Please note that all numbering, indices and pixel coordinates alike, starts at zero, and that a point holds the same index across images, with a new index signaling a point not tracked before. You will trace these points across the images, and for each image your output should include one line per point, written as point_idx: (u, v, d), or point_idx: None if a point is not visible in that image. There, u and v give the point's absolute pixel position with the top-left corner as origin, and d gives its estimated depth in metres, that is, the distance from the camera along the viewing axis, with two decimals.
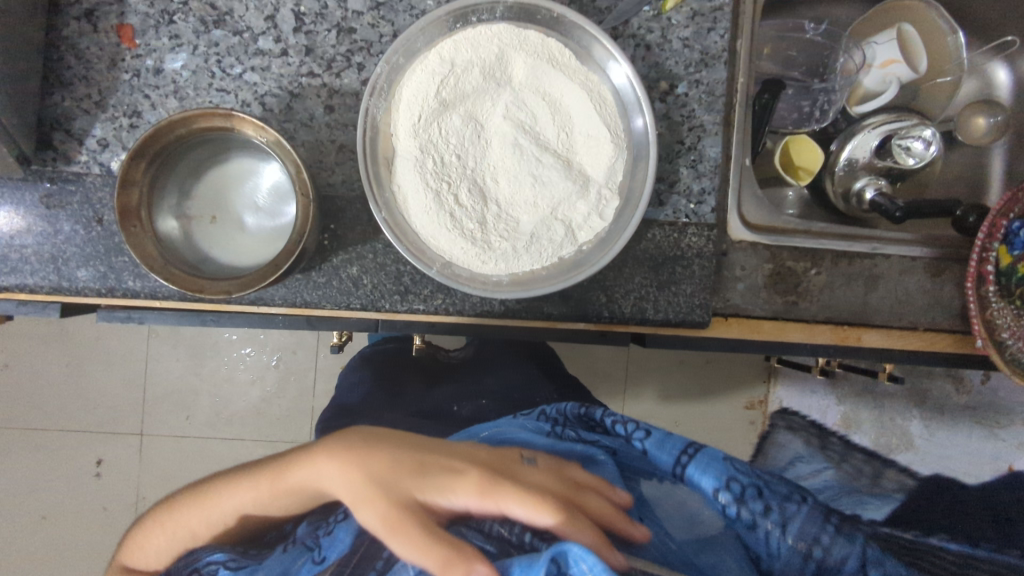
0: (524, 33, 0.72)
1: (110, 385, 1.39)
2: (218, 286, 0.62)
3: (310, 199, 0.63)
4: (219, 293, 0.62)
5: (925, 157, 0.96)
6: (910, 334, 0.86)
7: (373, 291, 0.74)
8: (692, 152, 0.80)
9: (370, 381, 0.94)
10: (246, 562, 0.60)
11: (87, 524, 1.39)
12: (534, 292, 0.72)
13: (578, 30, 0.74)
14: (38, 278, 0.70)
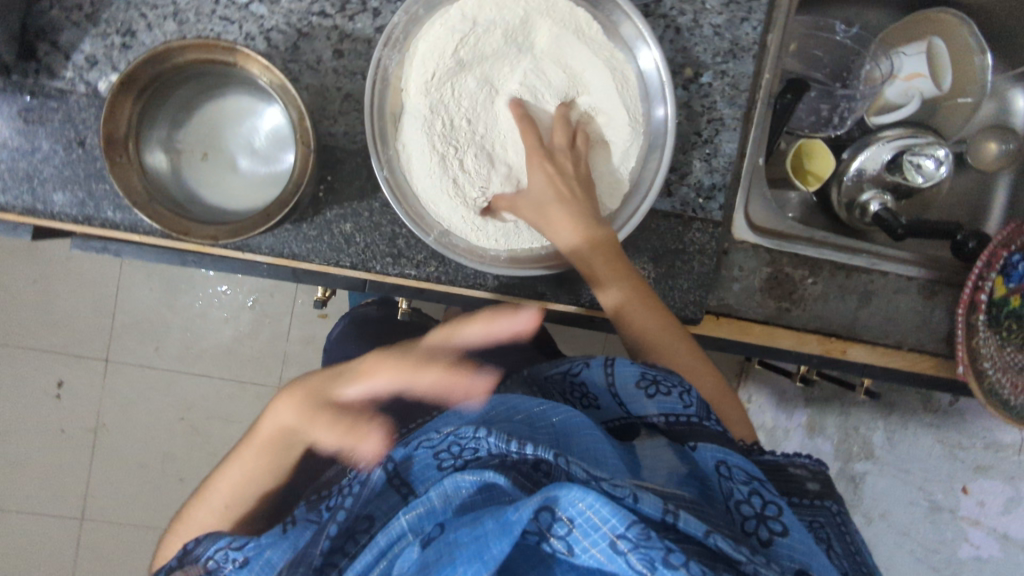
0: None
1: (77, 307, 1.34)
2: (206, 231, 0.59)
3: (311, 149, 0.59)
4: (206, 237, 0.59)
5: (934, 177, 0.94)
6: (895, 353, 0.87)
7: (365, 251, 0.71)
8: (708, 144, 0.78)
9: (355, 346, 0.90)
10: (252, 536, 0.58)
11: (44, 444, 1.36)
12: (532, 272, 0.69)
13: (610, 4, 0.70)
14: (11, 197, 0.66)
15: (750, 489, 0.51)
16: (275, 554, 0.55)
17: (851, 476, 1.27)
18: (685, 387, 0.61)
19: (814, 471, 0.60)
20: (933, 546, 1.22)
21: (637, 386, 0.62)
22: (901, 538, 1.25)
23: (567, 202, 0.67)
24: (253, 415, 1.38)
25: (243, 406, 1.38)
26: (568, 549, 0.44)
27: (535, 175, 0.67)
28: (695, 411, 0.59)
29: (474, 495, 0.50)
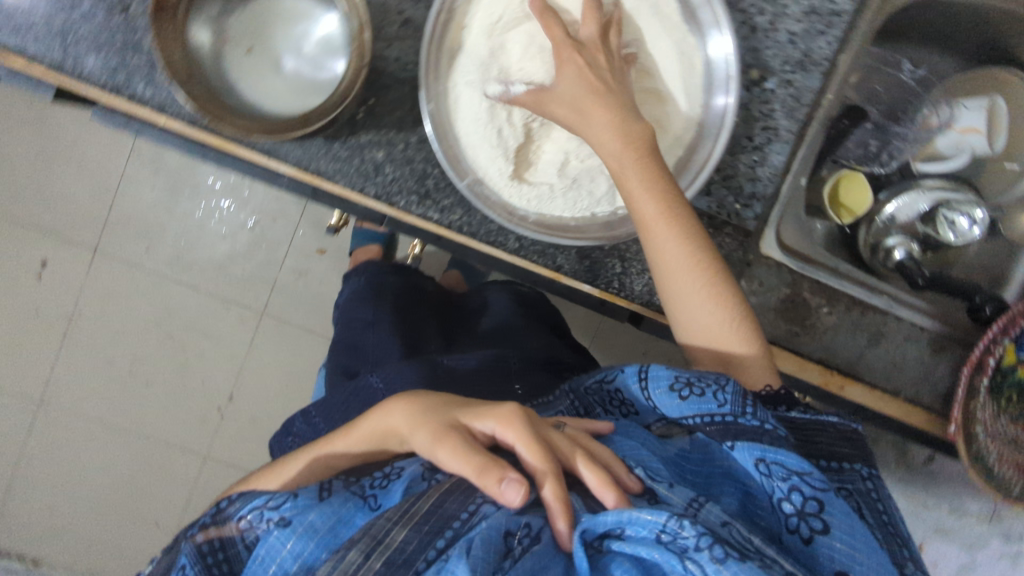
0: None
1: (75, 191, 1.31)
2: (239, 123, 0.58)
3: (365, 63, 0.58)
4: (238, 130, 0.58)
5: (965, 236, 0.93)
6: (891, 400, 0.85)
7: (392, 183, 0.69)
8: (757, 151, 0.76)
9: (369, 307, 0.90)
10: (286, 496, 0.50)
11: (14, 321, 1.33)
12: (557, 238, 0.67)
13: None
14: (40, 49, 0.62)
15: (788, 488, 0.50)
16: (318, 518, 0.48)
17: None
18: (719, 383, 0.56)
19: (846, 433, 0.58)
20: None
21: (669, 390, 0.58)
22: None
23: (604, 95, 0.62)
24: (231, 335, 1.35)
25: (222, 324, 1.35)
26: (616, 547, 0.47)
27: (567, 66, 0.62)
28: (730, 408, 0.55)
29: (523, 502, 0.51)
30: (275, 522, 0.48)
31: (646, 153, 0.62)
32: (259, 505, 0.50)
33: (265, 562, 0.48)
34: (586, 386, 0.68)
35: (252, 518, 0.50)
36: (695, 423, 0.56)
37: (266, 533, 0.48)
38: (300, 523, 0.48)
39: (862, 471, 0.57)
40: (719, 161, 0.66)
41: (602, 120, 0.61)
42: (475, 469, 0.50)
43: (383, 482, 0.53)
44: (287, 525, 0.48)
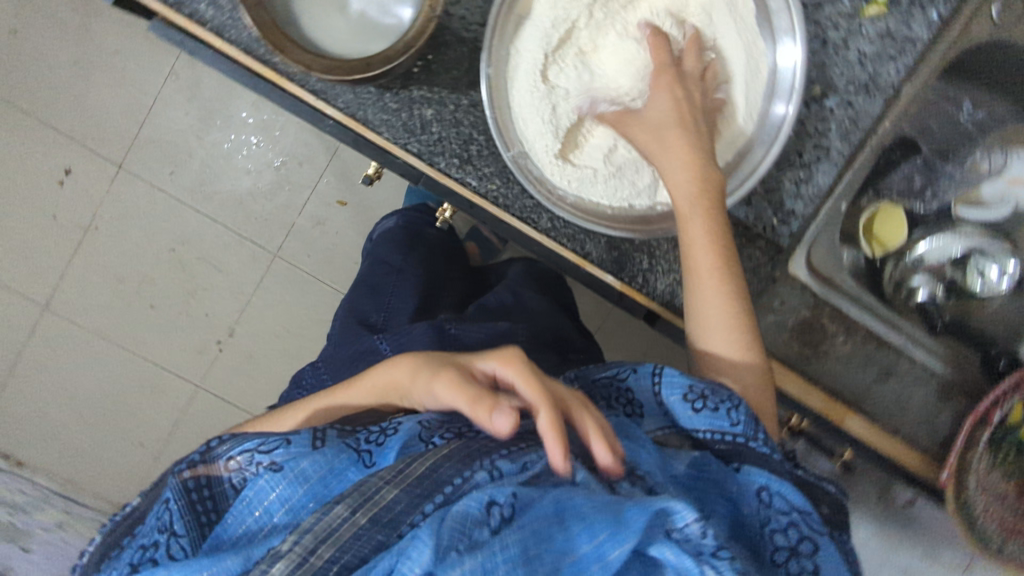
0: None
1: (109, 103, 1.30)
2: (302, 57, 0.58)
3: (435, 14, 0.57)
4: (299, 63, 0.57)
5: (992, 289, 0.93)
6: (889, 438, 0.86)
7: (436, 143, 0.68)
8: (804, 169, 0.75)
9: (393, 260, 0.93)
10: (279, 440, 0.53)
11: (32, 222, 1.33)
12: (593, 224, 0.66)
13: None
14: None
15: (788, 521, 0.52)
16: (309, 466, 0.51)
17: None
18: (734, 402, 0.56)
19: (840, 496, 0.60)
20: None
21: (682, 399, 0.57)
22: None
23: (689, 132, 0.63)
24: (242, 271, 1.35)
25: (235, 259, 1.35)
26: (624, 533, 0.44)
27: (662, 94, 0.63)
28: (742, 429, 0.55)
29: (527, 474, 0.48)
30: (267, 467, 0.52)
31: (715, 200, 0.61)
32: (253, 447, 0.53)
33: (253, 504, 0.51)
34: (594, 378, 0.62)
35: (246, 459, 0.53)
36: (704, 437, 0.56)
37: (257, 476, 0.52)
38: (291, 469, 0.51)
39: (842, 536, 0.59)
40: (767, 171, 0.65)
41: (676, 159, 0.62)
42: (467, 402, 0.49)
43: (380, 437, 0.53)
44: (278, 470, 0.51)
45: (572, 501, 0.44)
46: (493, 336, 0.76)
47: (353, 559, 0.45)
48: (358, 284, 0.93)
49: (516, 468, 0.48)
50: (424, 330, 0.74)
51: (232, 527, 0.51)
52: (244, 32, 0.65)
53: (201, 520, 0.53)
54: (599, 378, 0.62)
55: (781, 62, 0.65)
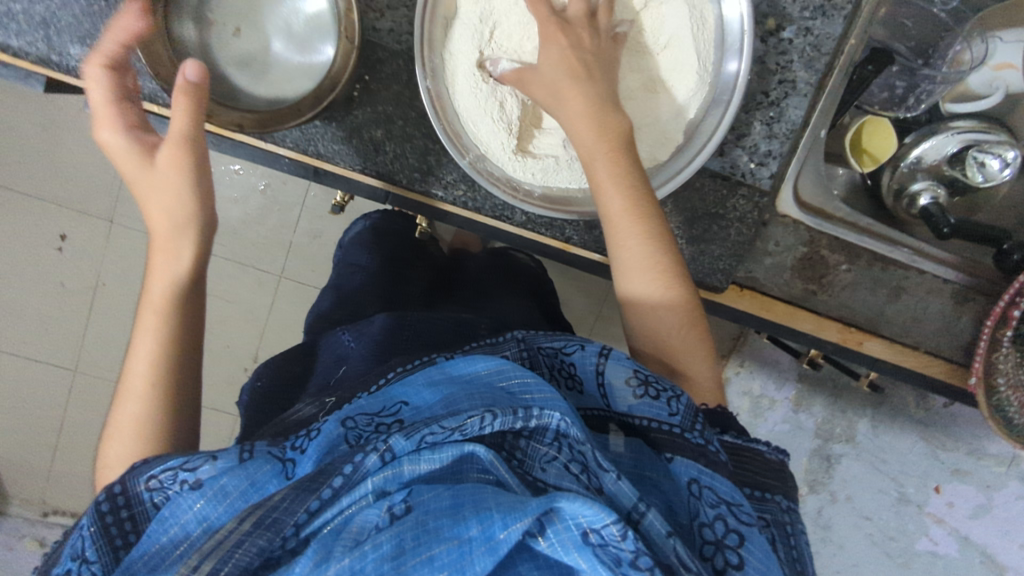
0: None
1: (86, 161, 1.28)
2: (230, 117, 0.59)
3: (354, 45, 0.59)
4: (229, 125, 0.59)
5: (994, 179, 0.90)
6: (910, 353, 0.85)
7: (393, 162, 0.67)
8: (773, 107, 0.72)
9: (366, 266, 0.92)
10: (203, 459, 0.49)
11: (43, 293, 1.35)
12: (564, 212, 0.66)
13: None
14: (25, 42, 0.60)
15: (715, 514, 0.50)
16: (231, 481, 0.48)
17: (825, 455, 1.29)
18: (676, 393, 0.57)
19: (774, 463, 0.57)
20: (893, 534, 1.29)
21: (626, 383, 0.58)
22: (862, 521, 1.30)
23: (586, 82, 0.59)
24: (252, 298, 1.37)
25: (243, 289, 1.37)
26: (539, 529, 0.44)
27: (551, 48, 0.60)
28: (680, 421, 0.55)
29: (444, 467, 0.48)
30: (188, 484, 0.48)
31: (619, 149, 0.60)
32: (176, 465, 0.49)
33: (168, 522, 0.47)
34: (540, 345, 0.64)
35: (167, 478, 0.49)
36: (646, 424, 0.56)
37: (177, 495, 0.48)
38: (211, 486, 0.47)
39: (778, 502, 0.56)
40: (727, 131, 0.64)
41: (577, 106, 0.59)
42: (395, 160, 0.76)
43: (303, 442, 0.53)
44: (198, 487, 0.48)
45: (482, 504, 0.44)
46: (455, 326, 0.76)
47: (235, 569, 0.42)
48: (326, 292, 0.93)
49: (412, 446, 0.47)
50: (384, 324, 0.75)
51: (144, 546, 0.47)
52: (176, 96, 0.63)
53: (114, 542, 0.49)
54: (545, 347, 0.64)
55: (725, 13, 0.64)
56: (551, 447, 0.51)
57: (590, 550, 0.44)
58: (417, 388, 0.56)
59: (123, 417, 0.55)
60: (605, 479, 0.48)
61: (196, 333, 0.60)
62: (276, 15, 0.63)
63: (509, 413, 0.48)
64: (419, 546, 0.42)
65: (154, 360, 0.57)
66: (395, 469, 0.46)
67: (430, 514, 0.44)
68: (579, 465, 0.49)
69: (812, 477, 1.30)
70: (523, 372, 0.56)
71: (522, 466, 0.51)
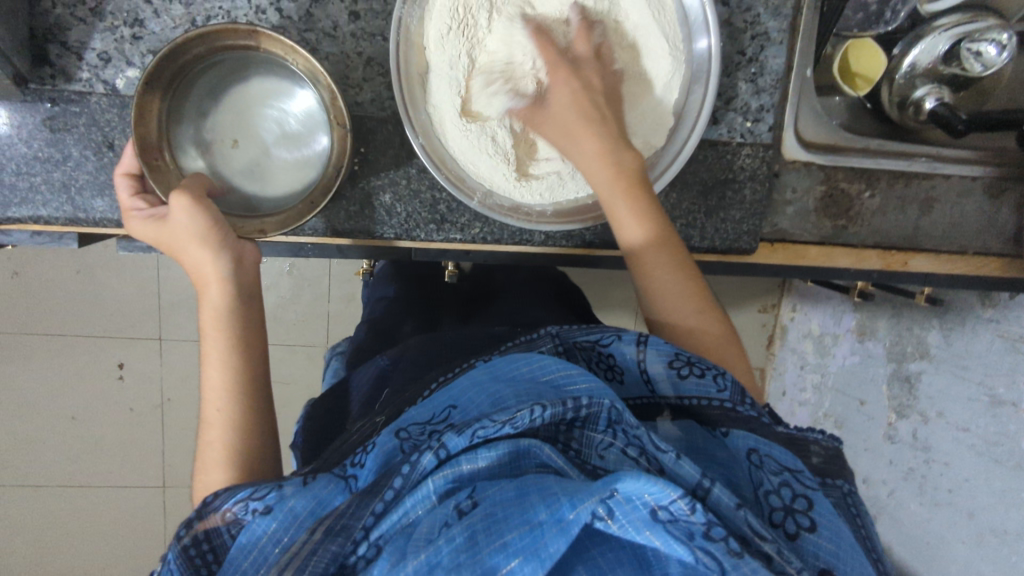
0: None
1: (124, 291, 1.33)
2: (251, 226, 0.63)
3: (346, 127, 0.62)
4: (253, 232, 0.63)
5: (994, 65, 0.87)
6: (958, 259, 0.83)
7: (407, 220, 0.70)
8: (753, 63, 0.73)
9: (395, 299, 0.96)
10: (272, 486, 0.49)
11: (116, 423, 1.40)
12: (580, 224, 0.68)
13: None
14: (52, 210, 0.64)
15: (780, 480, 0.50)
16: (299, 504, 0.47)
17: (904, 377, 1.36)
18: (719, 371, 0.58)
19: (828, 448, 0.60)
20: (994, 438, 1.18)
21: (670, 366, 0.58)
22: (961, 434, 1.25)
23: (598, 121, 0.63)
24: (307, 373, 1.42)
25: (297, 367, 1.42)
26: (608, 514, 0.41)
27: (560, 88, 0.63)
28: (729, 395, 0.56)
29: (502, 464, 0.47)
30: (259, 511, 0.47)
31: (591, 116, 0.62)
32: (246, 495, 0.48)
33: (247, 548, 0.46)
34: (575, 340, 0.63)
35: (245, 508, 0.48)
36: (693, 404, 0.57)
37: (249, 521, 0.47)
38: (281, 510, 0.46)
39: (840, 485, 0.57)
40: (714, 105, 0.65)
41: (591, 146, 0.62)
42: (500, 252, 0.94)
43: (363, 457, 0.52)
44: (268, 512, 0.46)
45: (547, 492, 0.42)
46: (488, 334, 0.79)
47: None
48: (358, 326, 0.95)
49: (467, 442, 0.46)
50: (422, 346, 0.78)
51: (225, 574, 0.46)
52: None
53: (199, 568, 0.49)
54: (581, 341, 0.63)
55: None
56: (607, 433, 0.49)
57: (662, 529, 0.40)
58: (466, 391, 0.55)
59: (214, 444, 0.56)
60: (665, 459, 0.46)
61: (255, 349, 0.60)
62: (267, 117, 0.67)
63: (560, 404, 0.47)
64: (491, 534, 0.41)
65: (223, 385, 0.57)
66: (453, 468, 0.46)
67: (497, 505, 0.43)
68: (636, 448, 0.48)
69: (898, 402, 1.38)
70: (564, 364, 0.55)
71: (580, 457, 0.50)
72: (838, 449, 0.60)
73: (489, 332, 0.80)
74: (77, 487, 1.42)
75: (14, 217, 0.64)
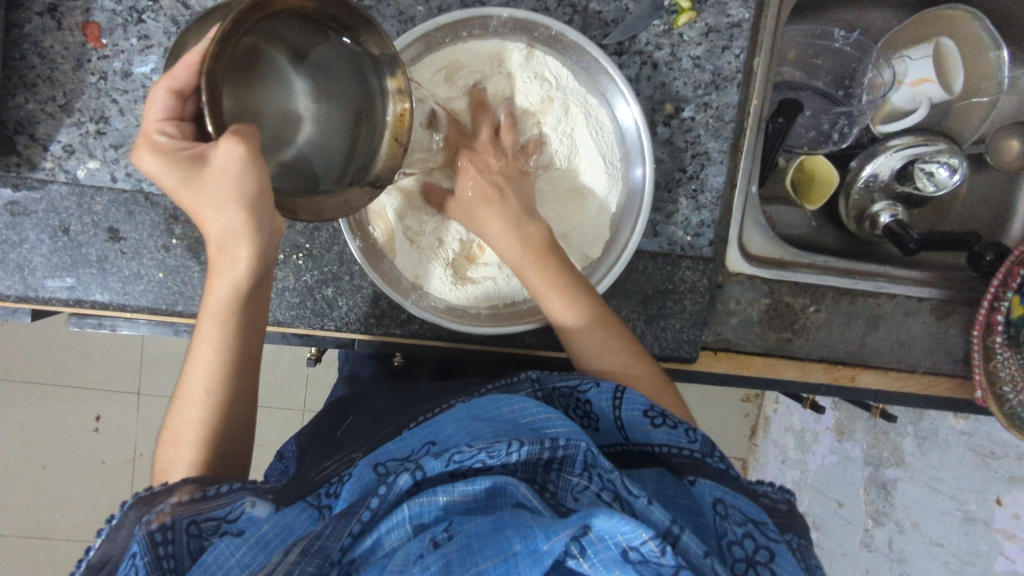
0: (542, 61, 0.67)
1: (108, 344, 1.32)
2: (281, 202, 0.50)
3: (404, 148, 0.57)
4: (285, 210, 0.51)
5: (946, 186, 0.90)
6: (907, 377, 0.82)
7: (349, 313, 0.71)
8: (693, 181, 0.75)
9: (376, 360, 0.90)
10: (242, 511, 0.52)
11: (85, 476, 1.35)
12: (511, 330, 0.67)
13: (588, 57, 0.66)
14: (4, 287, 0.67)
15: (743, 532, 0.52)
16: (271, 530, 0.49)
17: (880, 483, 1.27)
18: (690, 424, 0.59)
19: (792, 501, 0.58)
20: (968, 558, 1.17)
21: (643, 414, 0.59)
22: (934, 549, 1.21)
23: (500, 202, 0.64)
24: (281, 437, 1.39)
25: (270, 429, 1.38)
26: (581, 551, 0.45)
27: (463, 179, 0.65)
28: (700, 446, 0.58)
29: (477, 500, 0.51)
30: (230, 535, 0.50)
31: (499, 193, 0.64)
32: (219, 516, 0.51)
33: (212, 568, 0.47)
34: (554, 385, 0.65)
35: (208, 527, 0.51)
36: (661, 451, 0.58)
37: (221, 540, 0.49)
38: (251, 534, 0.49)
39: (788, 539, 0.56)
40: (639, 239, 0.66)
41: (494, 225, 0.64)
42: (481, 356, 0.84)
43: (337, 488, 0.55)
44: (241, 535, 0.49)
45: (522, 524, 0.46)
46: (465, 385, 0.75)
47: None
48: (340, 385, 0.93)
49: (443, 465, 0.51)
50: (400, 404, 0.75)
51: None
52: (144, 297, 0.68)
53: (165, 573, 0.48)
54: (560, 386, 0.65)
55: (622, 122, 0.68)
56: (582, 476, 0.52)
57: (632, 568, 0.44)
58: (446, 426, 0.57)
59: (193, 418, 0.57)
60: (637, 504, 0.48)
61: (253, 333, 0.59)
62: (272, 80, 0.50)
63: (537, 442, 0.51)
64: (465, 564, 0.45)
65: (212, 369, 0.57)
66: (430, 498, 0.50)
67: (473, 536, 0.46)
68: (612, 492, 0.50)
69: (874, 508, 1.28)
70: (544, 409, 0.58)
71: (555, 498, 0.53)
72: (787, 502, 0.59)
73: (453, 390, 0.75)
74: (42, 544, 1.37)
75: None
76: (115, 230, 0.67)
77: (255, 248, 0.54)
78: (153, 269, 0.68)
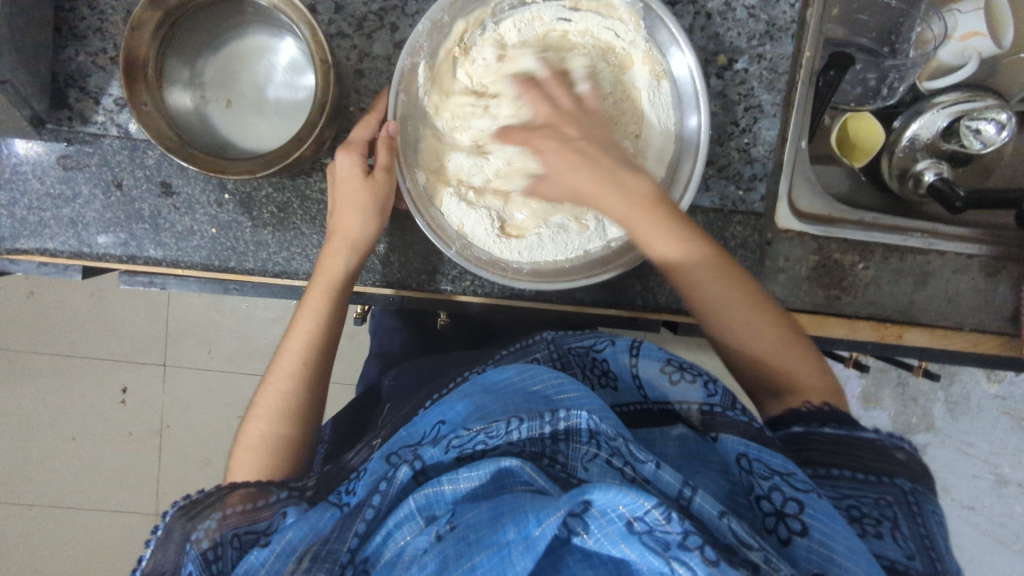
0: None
1: (134, 314, 1.31)
2: (241, 167, 0.59)
3: (330, 65, 0.59)
4: (243, 173, 0.59)
5: (994, 143, 0.88)
6: (956, 334, 0.81)
7: (402, 269, 0.74)
8: (746, 134, 0.76)
9: (417, 322, 0.90)
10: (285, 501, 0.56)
11: (111, 448, 1.33)
12: (556, 284, 0.66)
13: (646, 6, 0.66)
14: (58, 243, 0.68)
15: (771, 485, 0.49)
16: (295, 535, 0.50)
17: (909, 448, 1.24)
18: (712, 377, 0.60)
19: (880, 447, 0.57)
20: (1002, 520, 1.23)
21: (660, 372, 0.61)
22: (967, 512, 1.24)
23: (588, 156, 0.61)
24: None
25: None
26: (585, 528, 0.45)
27: (548, 146, 0.62)
28: (719, 400, 0.57)
29: (485, 483, 0.50)
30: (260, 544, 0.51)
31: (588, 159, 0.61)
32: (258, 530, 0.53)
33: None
34: (569, 345, 0.66)
35: (248, 540, 0.53)
36: (688, 410, 0.59)
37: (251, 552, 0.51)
38: (277, 544, 0.50)
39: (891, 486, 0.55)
40: (697, 186, 0.65)
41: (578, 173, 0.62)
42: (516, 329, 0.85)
43: (355, 484, 0.56)
44: (266, 545, 0.50)
45: (519, 510, 0.45)
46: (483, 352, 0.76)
47: None
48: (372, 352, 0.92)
49: (441, 452, 0.53)
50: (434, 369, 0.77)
51: None
52: (196, 253, 0.69)
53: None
54: (575, 347, 0.66)
55: (676, 72, 0.67)
56: (590, 445, 0.51)
57: (637, 538, 0.42)
58: (455, 404, 0.57)
59: (300, 334, 0.66)
60: (646, 470, 0.48)
61: (336, 331, 0.68)
62: (258, 69, 0.68)
63: (536, 418, 0.51)
64: (461, 557, 0.44)
65: (310, 338, 0.65)
66: (436, 489, 0.50)
67: (472, 527, 0.46)
68: (621, 458, 0.49)
69: None
70: (555, 374, 0.58)
71: (566, 471, 0.50)
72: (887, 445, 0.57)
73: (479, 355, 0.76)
74: (66, 520, 1.35)
75: (22, 248, 0.68)
76: (168, 184, 0.68)
77: (354, 255, 0.67)
78: (205, 224, 0.69)
